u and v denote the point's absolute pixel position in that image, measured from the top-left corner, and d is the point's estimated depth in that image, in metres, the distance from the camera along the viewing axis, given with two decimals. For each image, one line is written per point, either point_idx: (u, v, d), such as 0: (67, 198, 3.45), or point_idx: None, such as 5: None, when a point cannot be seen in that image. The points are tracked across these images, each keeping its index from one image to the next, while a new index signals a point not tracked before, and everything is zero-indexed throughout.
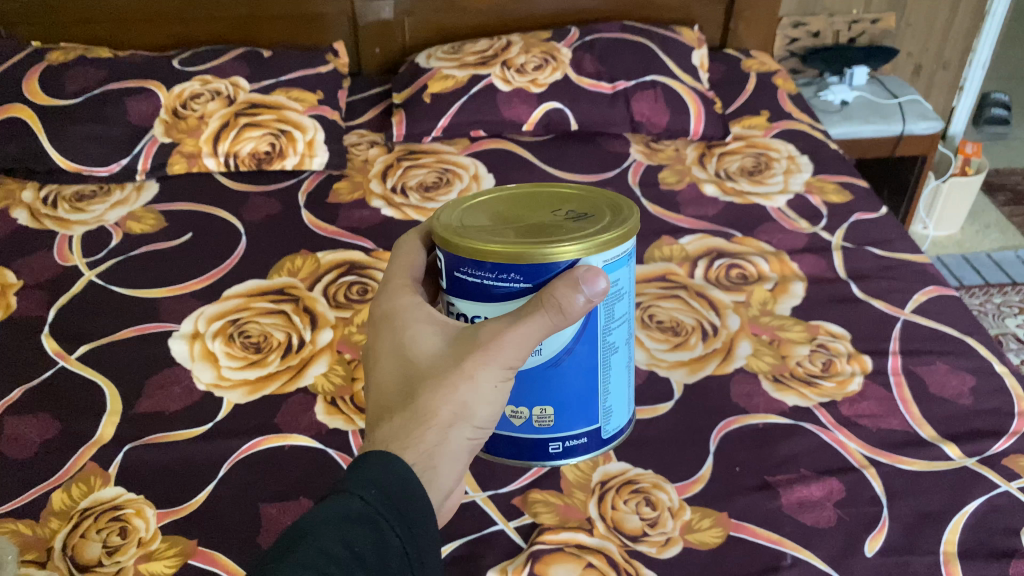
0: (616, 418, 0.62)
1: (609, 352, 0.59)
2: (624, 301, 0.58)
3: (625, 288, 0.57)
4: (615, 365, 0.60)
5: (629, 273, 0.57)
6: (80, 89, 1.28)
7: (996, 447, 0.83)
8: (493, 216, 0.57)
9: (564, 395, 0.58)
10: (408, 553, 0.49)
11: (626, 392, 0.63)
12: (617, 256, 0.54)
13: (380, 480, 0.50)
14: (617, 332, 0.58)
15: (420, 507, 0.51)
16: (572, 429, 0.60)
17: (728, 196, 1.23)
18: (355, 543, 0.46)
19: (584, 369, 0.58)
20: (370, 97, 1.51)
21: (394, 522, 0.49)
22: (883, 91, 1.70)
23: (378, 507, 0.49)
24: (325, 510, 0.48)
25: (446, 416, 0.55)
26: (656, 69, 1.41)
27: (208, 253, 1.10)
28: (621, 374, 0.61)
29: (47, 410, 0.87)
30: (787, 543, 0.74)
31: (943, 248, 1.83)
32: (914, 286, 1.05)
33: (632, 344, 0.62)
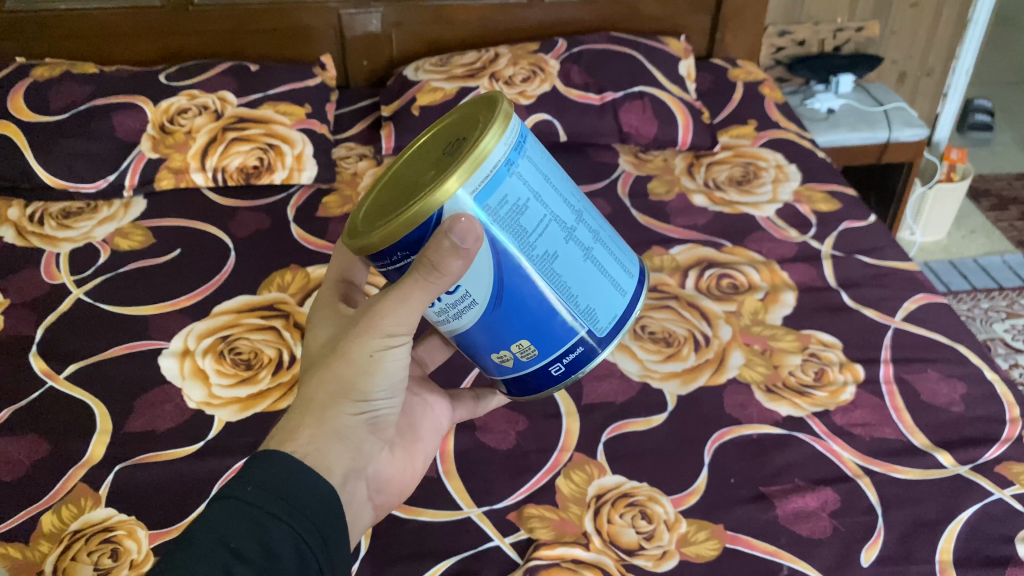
0: (604, 308, 0.55)
1: (552, 263, 0.52)
2: (533, 205, 0.51)
3: (521, 193, 0.50)
4: (570, 264, 0.53)
5: (522, 180, 0.51)
6: (66, 104, 1.26)
7: (989, 454, 0.83)
8: (387, 189, 0.55)
9: (530, 322, 0.53)
10: (303, 538, 0.48)
11: (606, 278, 0.56)
12: (485, 182, 0.49)
13: (263, 476, 0.50)
14: (546, 239, 0.52)
15: (309, 489, 0.51)
16: (554, 346, 0.55)
17: (717, 206, 1.23)
18: (233, 538, 0.46)
19: (532, 292, 0.52)
20: (358, 110, 1.51)
21: (278, 510, 0.48)
22: (869, 99, 1.71)
23: (256, 501, 0.48)
24: (205, 515, 0.47)
25: (328, 398, 0.56)
26: (644, 81, 1.41)
27: (198, 269, 1.10)
28: (582, 267, 0.54)
29: (36, 431, 0.86)
30: (783, 554, 0.74)
31: (930, 254, 1.84)
32: (904, 293, 1.05)
33: (583, 230, 0.55)
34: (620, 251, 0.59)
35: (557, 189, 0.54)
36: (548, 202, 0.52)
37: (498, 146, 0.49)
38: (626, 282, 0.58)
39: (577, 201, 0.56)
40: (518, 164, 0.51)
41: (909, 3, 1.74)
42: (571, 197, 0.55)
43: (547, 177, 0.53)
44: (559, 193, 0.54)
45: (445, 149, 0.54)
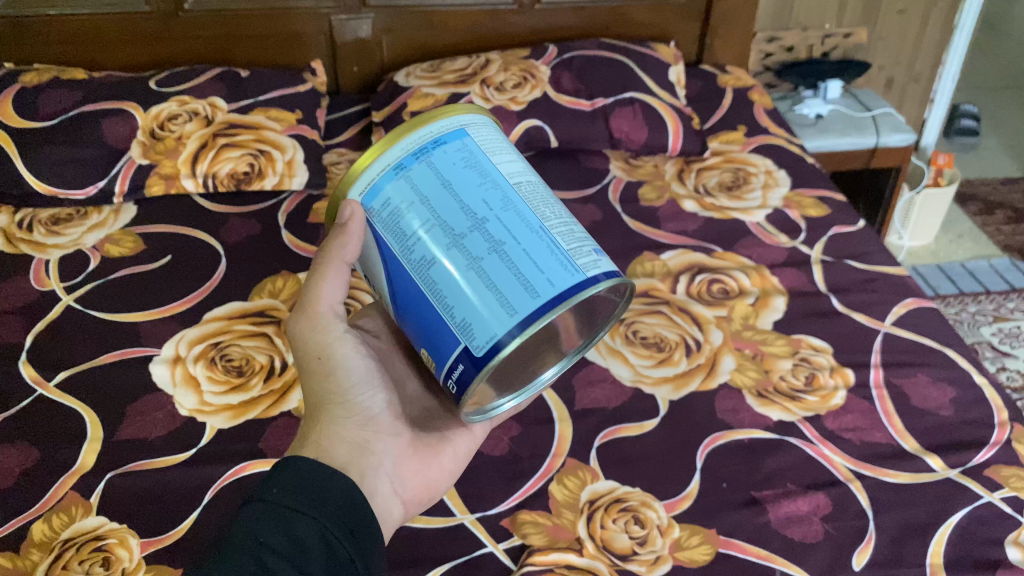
0: (485, 329, 0.51)
1: (430, 270, 0.53)
2: (417, 208, 0.54)
3: (404, 197, 0.54)
4: (447, 271, 0.53)
5: (412, 183, 0.54)
6: (55, 110, 1.26)
7: (978, 457, 0.84)
8: None
9: (424, 330, 0.55)
10: (330, 529, 0.52)
11: (495, 296, 0.52)
12: (373, 183, 0.55)
13: (286, 478, 0.53)
14: (425, 245, 0.54)
15: (332, 484, 0.54)
16: (442, 358, 0.55)
17: (707, 211, 1.23)
18: (261, 534, 0.49)
19: (416, 297, 0.55)
20: (349, 115, 1.51)
21: (302, 505, 0.52)
22: (857, 104, 1.72)
23: (280, 499, 0.52)
24: (238, 519, 0.51)
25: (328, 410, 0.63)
26: (634, 87, 1.42)
27: (188, 276, 1.09)
28: (461, 279, 0.52)
29: (26, 440, 0.86)
30: (776, 559, 0.74)
31: (918, 258, 1.85)
32: (893, 298, 1.06)
33: (478, 238, 0.53)
34: (544, 265, 0.52)
35: (462, 196, 0.54)
36: (443, 207, 0.54)
37: (397, 151, 0.55)
38: (531, 298, 0.51)
39: (501, 210, 0.54)
40: (411, 167, 0.55)
41: (896, 9, 1.76)
42: (484, 204, 0.54)
43: (450, 181, 0.54)
44: (462, 199, 0.54)
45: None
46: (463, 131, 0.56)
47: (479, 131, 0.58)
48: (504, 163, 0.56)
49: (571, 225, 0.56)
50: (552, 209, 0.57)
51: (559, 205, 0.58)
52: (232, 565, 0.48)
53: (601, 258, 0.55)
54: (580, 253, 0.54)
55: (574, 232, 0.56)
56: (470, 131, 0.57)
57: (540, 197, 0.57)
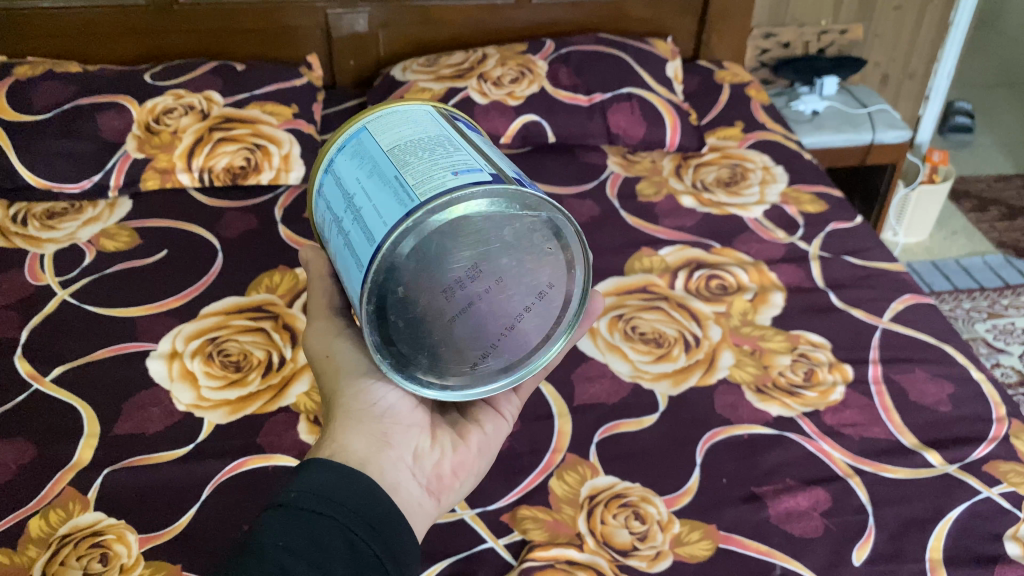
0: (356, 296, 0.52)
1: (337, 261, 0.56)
2: (325, 212, 0.58)
3: (319, 206, 0.59)
4: (341, 259, 0.55)
5: (318, 193, 0.59)
6: (50, 104, 1.25)
7: (977, 452, 0.84)
8: None
9: None
10: (355, 533, 0.52)
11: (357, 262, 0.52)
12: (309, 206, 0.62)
13: (307, 483, 0.53)
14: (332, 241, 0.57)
15: (351, 492, 0.54)
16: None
17: (705, 207, 1.23)
18: (280, 537, 0.49)
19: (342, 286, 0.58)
20: (345, 110, 1.50)
21: (326, 510, 0.52)
22: (853, 101, 1.72)
23: (303, 504, 0.51)
24: (257, 524, 0.50)
25: (345, 406, 0.62)
26: (632, 82, 1.42)
27: (185, 271, 1.09)
28: (346, 260, 0.54)
29: (22, 435, 0.85)
30: (776, 554, 0.74)
31: (913, 255, 1.86)
32: (891, 294, 1.06)
33: (349, 215, 0.54)
34: (382, 211, 0.50)
35: (343, 185, 0.56)
36: (334, 201, 0.57)
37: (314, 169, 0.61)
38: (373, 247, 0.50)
39: (365, 177, 0.54)
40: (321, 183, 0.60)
41: (892, 6, 1.76)
42: (355, 180, 0.54)
43: (339, 178, 0.57)
44: (343, 187, 0.56)
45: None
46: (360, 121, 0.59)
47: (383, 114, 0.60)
48: (388, 132, 0.56)
49: (441, 158, 0.53)
50: (425, 151, 0.54)
51: (447, 145, 0.55)
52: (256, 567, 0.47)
53: (457, 177, 0.50)
54: (426, 181, 0.50)
55: (437, 164, 0.52)
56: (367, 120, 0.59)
57: (420, 144, 0.54)
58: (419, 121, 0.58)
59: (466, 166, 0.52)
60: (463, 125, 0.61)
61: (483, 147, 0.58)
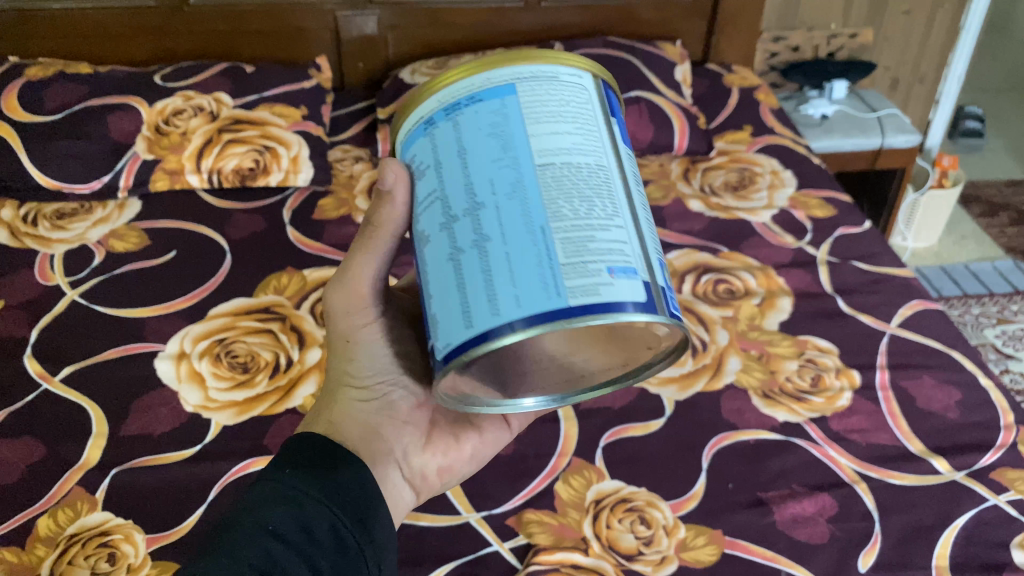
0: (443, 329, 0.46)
1: (420, 245, 0.49)
2: (429, 174, 0.49)
3: (423, 159, 0.49)
4: (432, 255, 0.47)
5: (427, 145, 0.49)
6: (60, 104, 1.26)
7: (984, 459, 0.84)
8: None
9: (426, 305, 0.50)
10: (339, 516, 0.52)
11: (450, 294, 0.45)
12: (407, 136, 0.52)
13: (300, 463, 0.54)
14: (425, 219, 0.49)
15: (340, 472, 0.55)
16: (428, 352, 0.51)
17: (713, 211, 1.23)
18: (270, 520, 0.49)
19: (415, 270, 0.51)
20: (354, 111, 1.50)
21: (315, 492, 0.52)
22: (862, 105, 1.72)
23: (291, 480, 0.52)
24: (245, 500, 0.51)
25: (339, 387, 0.64)
26: (641, 86, 1.41)
27: (194, 272, 1.09)
28: (441, 268, 0.46)
29: (32, 434, 0.86)
30: (781, 560, 0.74)
31: (922, 259, 1.85)
32: (899, 299, 1.06)
33: (465, 226, 0.46)
34: (521, 280, 0.43)
35: (472, 170, 0.46)
36: (442, 178, 0.48)
37: (431, 102, 0.50)
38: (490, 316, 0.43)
39: (501, 194, 0.45)
40: (440, 125, 0.49)
41: (902, 10, 1.76)
42: (488, 186, 0.46)
43: (468, 148, 0.47)
44: (471, 174, 0.46)
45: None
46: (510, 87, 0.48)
47: (539, 89, 0.48)
48: (542, 136, 0.46)
49: (598, 232, 0.45)
50: (583, 203, 0.45)
51: (607, 199, 0.46)
52: (242, 551, 0.48)
53: (613, 280, 0.43)
54: (581, 271, 0.43)
55: (593, 239, 0.44)
56: (518, 87, 0.48)
57: (581, 188, 0.46)
58: (584, 129, 0.48)
59: (622, 258, 0.44)
60: (618, 127, 0.51)
61: (634, 186, 0.50)
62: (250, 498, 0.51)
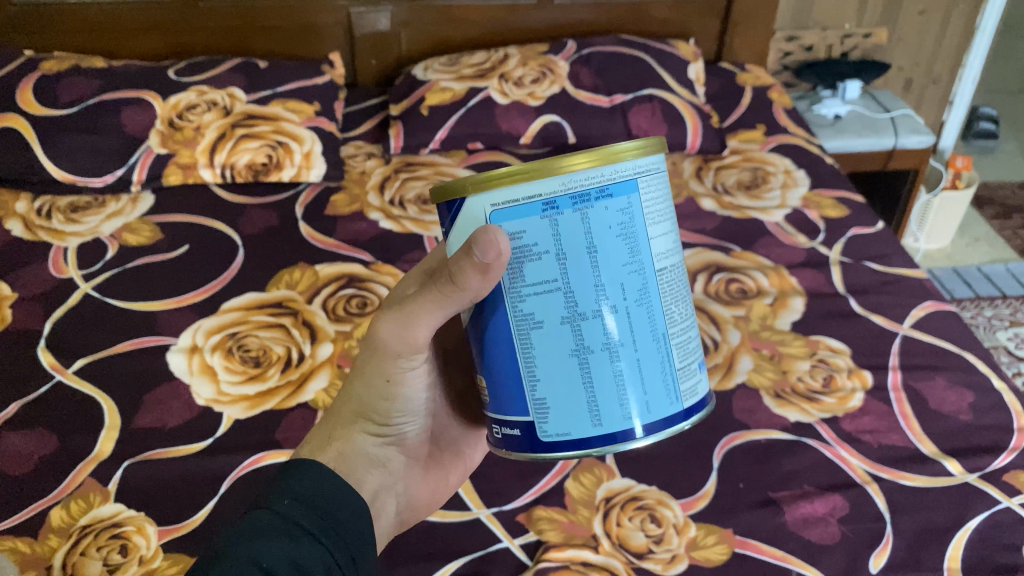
0: (561, 417, 0.50)
1: (524, 327, 0.49)
2: (546, 261, 0.47)
3: (541, 244, 0.47)
4: (548, 345, 0.48)
5: (543, 230, 0.46)
6: (75, 98, 1.26)
7: (997, 462, 0.84)
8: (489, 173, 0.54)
9: (506, 373, 0.51)
10: (333, 555, 0.51)
11: (575, 392, 0.49)
12: (507, 204, 0.46)
13: (299, 493, 0.53)
14: (536, 304, 0.48)
15: (340, 506, 0.55)
16: (501, 407, 0.52)
17: (725, 210, 1.23)
18: (266, 555, 0.48)
19: (500, 341, 0.50)
20: (367, 108, 1.50)
21: (313, 528, 0.52)
22: (876, 105, 1.71)
23: (291, 512, 0.52)
24: (237, 531, 0.50)
25: (352, 414, 0.62)
26: (654, 84, 1.41)
27: (207, 266, 1.09)
28: (560, 360, 0.49)
29: (45, 425, 0.86)
30: (792, 560, 0.74)
31: (934, 261, 1.84)
32: (912, 300, 1.06)
33: (596, 329, 0.48)
34: (648, 387, 0.49)
35: (603, 275, 0.47)
36: (568, 274, 0.47)
37: (551, 182, 0.45)
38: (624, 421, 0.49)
39: (632, 303, 0.48)
40: (564, 213, 0.46)
41: (917, 10, 1.75)
42: (620, 292, 0.48)
43: (598, 248, 0.47)
44: (603, 276, 0.47)
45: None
46: (631, 182, 0.47)
47: (650, 182, 0.49)
48: (659, 239, 0.49)
49: (689, 331, 0.52)
50: (681, 304, 0.52)
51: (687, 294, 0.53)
52: None
53: (699, 375, 0.53)
54: (688, 374, 0.51)
55: (689, 339, 0.52)
56: (638, 180, 0.48)
57: (678, 291, 0.51)
58: (672, 219, 0.51)
59: (699, 350, 0.53)
60: None
61: None
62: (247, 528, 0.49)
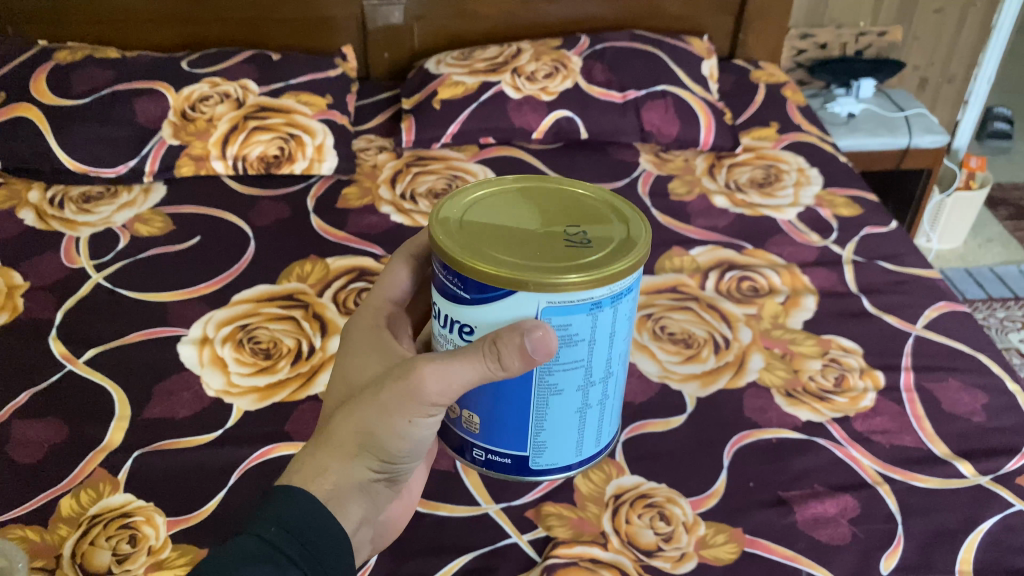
0: (554, 453, 0.55)
1: (545, 391, 0.51)
2: (580, 346, 0.50)
3: (581, 332, 0.49)
4: (561, 404, 0.52)
5: (586, 320, 0.49)
6: (89, 89, 1.26)
7: (1010, 464, 0.83)
8: (483, 216, 0.52)
9: (507, 420, 0.53)
10: None
11: (574, 438, 0.54)
12: (566, 302, 0.47)
13: (290, 517, 0.52)
14: (564, 376, 0.51)
15: (328, 535, 0.54)
16: (498, 444, 0.54)
17: (738, 208, 1.22)
18: None
19: (513, 397, 0.52)
20: (378, 101, 1.50)
21: (299, 557, 0.51)
22: (890, 104, 1.70)
23: (277, 541, 0.51)
24: (223, 552, 0.49)
25: (353, 445, 0.57)
26: (667, 80, 1.41)
27: (218, 257, 1.09)
28: (567, 416, 0.53)
29: (55, 415, 0.86)
30: (802, 560, 0.74)
31: (946, 262, 1.83)
32: (925, 301, 1.05)
33: (599, 387, 0.53)
34: (610, 416, 0.57)
35: (612, 349, 0.52)
36: (593, 351, 0.51)
37: (604, 287, 0.48)
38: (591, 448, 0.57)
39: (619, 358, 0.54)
40: (604, 310, 0.49)
41: (933, 9, 1.74)
42: (618, 352, 0.53)
43: (616, 331, 0.51)
44: (612, 351, 0.52)
45: (563, 234, 0.50)
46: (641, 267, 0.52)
47: None
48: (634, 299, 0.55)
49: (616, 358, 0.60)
50: None
51: None
52: None
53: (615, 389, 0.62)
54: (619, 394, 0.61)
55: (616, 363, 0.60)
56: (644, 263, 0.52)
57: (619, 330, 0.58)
58: None
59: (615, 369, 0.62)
60: None
61: None
62: (232, 551, 0.49)
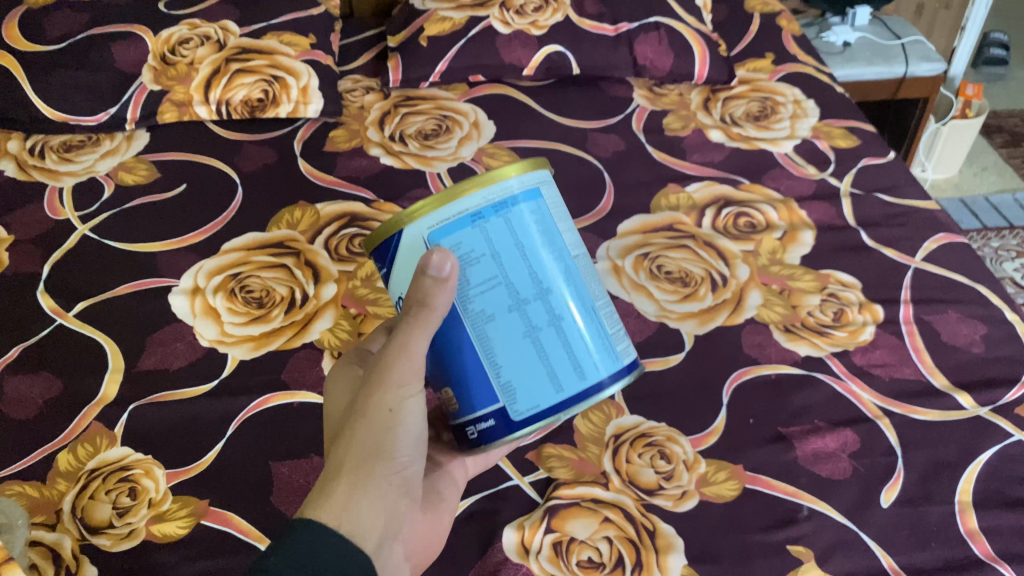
0: (527, 390, 0.54)
1: (484, 325, 0.53)
2: (485, 261, 0.52)
3: (477, 248, 0.52)
4: (514, 344, 0.53)
5: (484, 236, 0.52)
6: (63, 34, 1.22)
7: (1009, 395, 0.83)
8: None
9: (461, 371, 0.55)
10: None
11: (548, 368, 0.54)
12: (445, 221, 0.52)
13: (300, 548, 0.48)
14: (486, 299, 0.53)
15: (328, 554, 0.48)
16: (469, 404, 0.55)
17: (734, 141, 1.20)
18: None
19: (462, 347, 0.54)
20: (364, 40, 1.46)
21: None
22: (886, 32, 1.66)
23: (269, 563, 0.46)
24: None
25: (356, 457, 0.54)
26: (660, 11, 1.37)
27: (205, 205, 1.07)
28: (518, 346, 0.53)
29: (48, 370, 0.85)
30: (803, 495, 0.74)
31: (941, 191, 1.82)
32: (924, 232, 1.04)
33: (541, 307, 0.54)
34: (592, 350, 0.55)
35: (538, 269, 0.54)
36: (513, 270, 0.53)
37: (488, 195, 0.53)
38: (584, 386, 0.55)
39: (562, 277, 0.55)
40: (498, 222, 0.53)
41: None
42: (553, 277, 0.55)
43: (526, 244, 0.53)
44: (533, 266, 0.54)
45: None
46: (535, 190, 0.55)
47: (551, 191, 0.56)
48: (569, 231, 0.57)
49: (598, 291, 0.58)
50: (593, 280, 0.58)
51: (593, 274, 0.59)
52: None
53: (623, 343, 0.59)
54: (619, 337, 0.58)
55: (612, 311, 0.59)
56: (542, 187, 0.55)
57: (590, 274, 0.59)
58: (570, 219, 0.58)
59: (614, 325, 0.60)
60: None
61: None
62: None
